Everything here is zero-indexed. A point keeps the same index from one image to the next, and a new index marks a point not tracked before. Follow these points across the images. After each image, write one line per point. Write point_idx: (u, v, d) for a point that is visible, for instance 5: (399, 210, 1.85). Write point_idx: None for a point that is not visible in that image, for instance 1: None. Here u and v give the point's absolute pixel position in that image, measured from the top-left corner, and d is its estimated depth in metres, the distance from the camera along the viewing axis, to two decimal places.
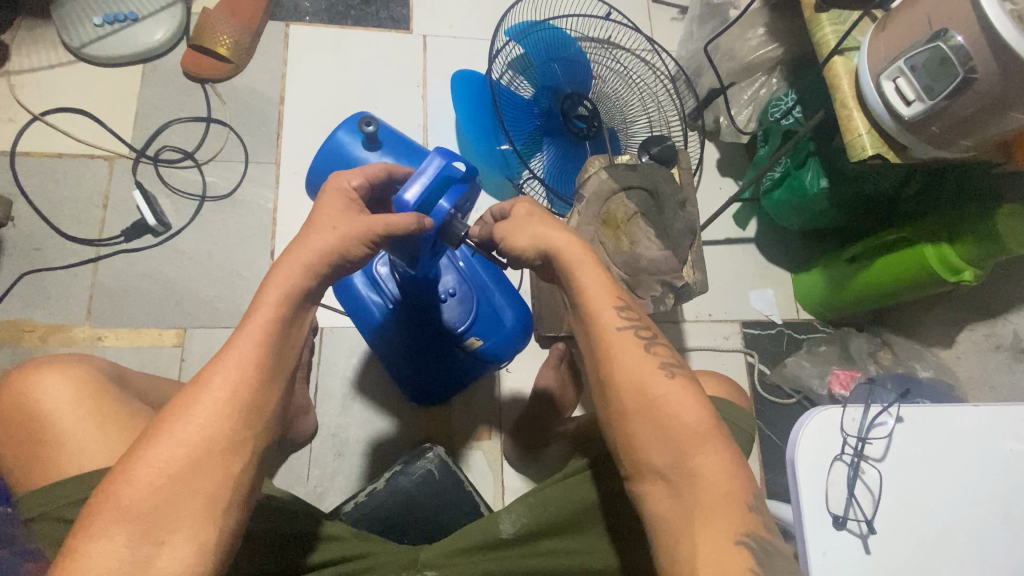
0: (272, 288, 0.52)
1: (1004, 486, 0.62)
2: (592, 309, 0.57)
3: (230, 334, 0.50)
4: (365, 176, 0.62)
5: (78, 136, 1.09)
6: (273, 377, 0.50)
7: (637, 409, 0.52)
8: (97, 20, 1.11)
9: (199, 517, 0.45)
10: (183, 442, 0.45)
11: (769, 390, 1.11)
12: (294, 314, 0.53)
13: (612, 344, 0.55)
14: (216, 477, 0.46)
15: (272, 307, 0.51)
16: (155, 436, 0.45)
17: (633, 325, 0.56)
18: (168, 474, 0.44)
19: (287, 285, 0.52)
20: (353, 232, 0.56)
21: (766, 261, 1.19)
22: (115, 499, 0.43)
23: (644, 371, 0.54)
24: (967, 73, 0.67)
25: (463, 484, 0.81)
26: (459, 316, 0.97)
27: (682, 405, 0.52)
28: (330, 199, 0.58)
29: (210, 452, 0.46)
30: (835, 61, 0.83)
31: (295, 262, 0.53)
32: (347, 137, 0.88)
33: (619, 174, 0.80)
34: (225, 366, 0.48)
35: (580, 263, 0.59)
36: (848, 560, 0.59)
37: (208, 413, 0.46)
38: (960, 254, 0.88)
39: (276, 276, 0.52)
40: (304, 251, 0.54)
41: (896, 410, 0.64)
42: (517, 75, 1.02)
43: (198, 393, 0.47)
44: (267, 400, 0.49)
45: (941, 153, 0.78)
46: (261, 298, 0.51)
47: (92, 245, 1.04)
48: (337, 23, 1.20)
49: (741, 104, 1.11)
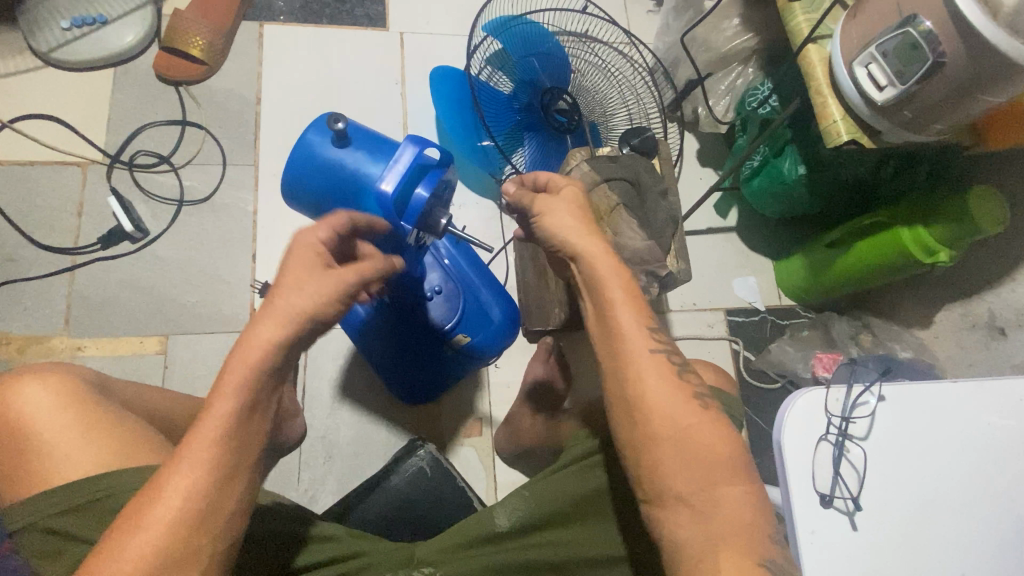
0: (240, 360, 0.48)
1: (987, 461, 0.63)
2: (610, 321, 0.55)
3: (207, 405, 0.47)
4: (332, 226, 0.56)
5: (50, 143, 1.06)
6: (255, 441, 0.48)
7: (670, 438, 0.51)
8: (65, 23, 1.08)
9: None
10: (171, 520, 0.45)
11: (755, 375, 1.13)
12: (277, 374, 0.50)
13: (643, 368, 0.53)
14: (206, 546, 0.46)
15: (250, 376, 0.48)
16: (143, 516, 0.45)
17: (665, 349, 0.55)
18: (145, 567, 0.44)
19: (256, 359, 0.48)
20: (334, 283, 0.52)
21: (747, 249, 1.21)
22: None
23: (675, 402, 0.53)
24: (936, 57, 0.69)
25: (455, 477, 0.81)
26: (446, 313, 0.97)
27: (711, 436, 0.52)
28: (300, 250, 0.53)
29: (198, 524, 0.46)
30: (809, 49, 0.84)
31: (264, 330, 0.49)
32: (317, 137, 0.76)
33: (601, 165, 0.79)
34: (208, 441, 0.46)
35: (612, 283, 0.56)
36: (836, 539, 0.59)
37: (195, 488, 0.46)
38: (932, 235, 0.91)
39: (242, 347, 0.48)
40: (278, 317, 0.49)
41: (878, 389, 0.64)
42: (495, 71, 1.02)
43: (183, 468, 0.46)
44: (250, 463, 0.48)
45: (913, 137, 0.79)
46: (236, 365, 0.48)
47: (68, 254, 1.02)
48: (312, 22, 1.19)
49: (718, 95, 1.13)
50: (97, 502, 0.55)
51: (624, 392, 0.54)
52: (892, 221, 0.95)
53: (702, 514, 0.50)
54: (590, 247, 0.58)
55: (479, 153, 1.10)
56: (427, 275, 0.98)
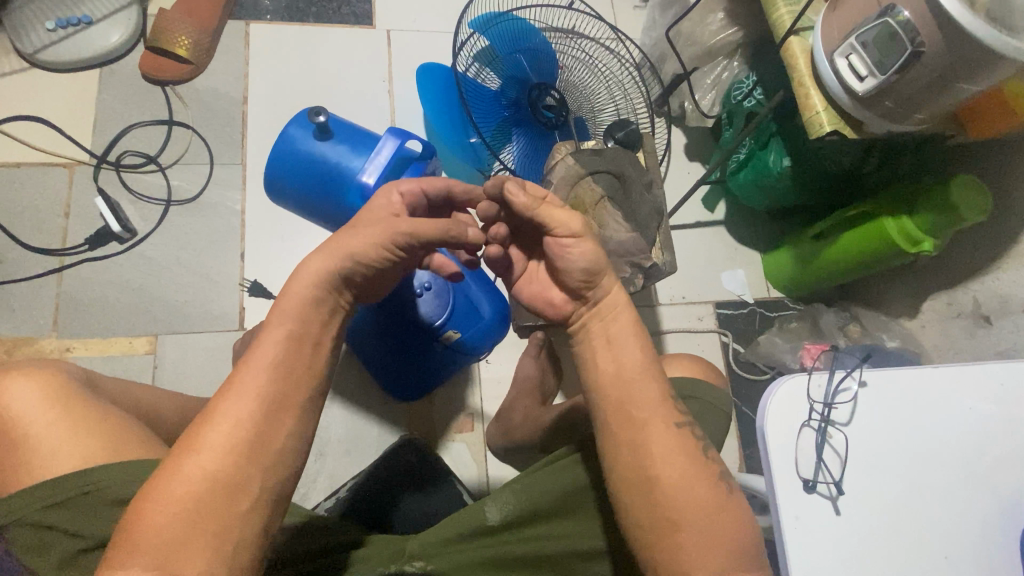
0: (301, 285, 0.52)
1: (968, 444, 0.64)
2: (632, 392, 0.53)
3: (241, 359, 0.48)
4: (423, 189, 0.64)
5: (36, 144, 1.06)
6: (284, 403, 0.48)
7: (691, 523, 0.50)
8: (49, 24, 1.08)
9: (210, 551, 0.43)
10: (192, 474, 0.44)
11: (744, 368, 1.14)
12: (309, 334, 0.51)
13: (670, 445, 0.52)
14: (223, 512, 0.44)
15: (282, 329, 0.50)
16: (167, 469, 0.44)
17: (685, 428, 0.54)
18: (205, 472, 0.44)
19: (315, 281, 0.52)
20: (367, 246, 0.55)
21: (736, 242, 1.21)
22: (131, 539, 0.42)
23: (696, 483, 0.51)
24: (915, 47, 0.69)
25: (443, 473, 0.84)
26: (436, 309, 0.97)
27: (728, 521, 0.51)
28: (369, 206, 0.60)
29: (218, 482, 0.44)
30: (791, 41, 0.85)
31: (325, 256, 0.53)
32: (298, 131, 0.81)
33: (585, 159, 0.79)
34: (236, 393, 0.47)
35: (630, 355, 0.55)
36: (821, 524, 0.59)
37: (218, 442, 0.45)
38: (917, 225, 0.91)
39: (302, 273, 0.53)
40: (314, 266, 0.53)
41: (858, 375, 0.65)
42: (483, 67, 1.02)
43: (208, 422, 0.46)
44: (278, 424, 0.47)
45: (895, 127, 0.80)
46: (271, 320, 0.50)
47: (55, 255, 1.02)
48: (299, 21, 1.19)
49: (704, 88, 1.14)
50: (84, 496, 0.55)
51: (643, 468, 0.51)
52: (877, 212, 0.96)
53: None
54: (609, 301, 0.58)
55: (467, 150, 1.10)
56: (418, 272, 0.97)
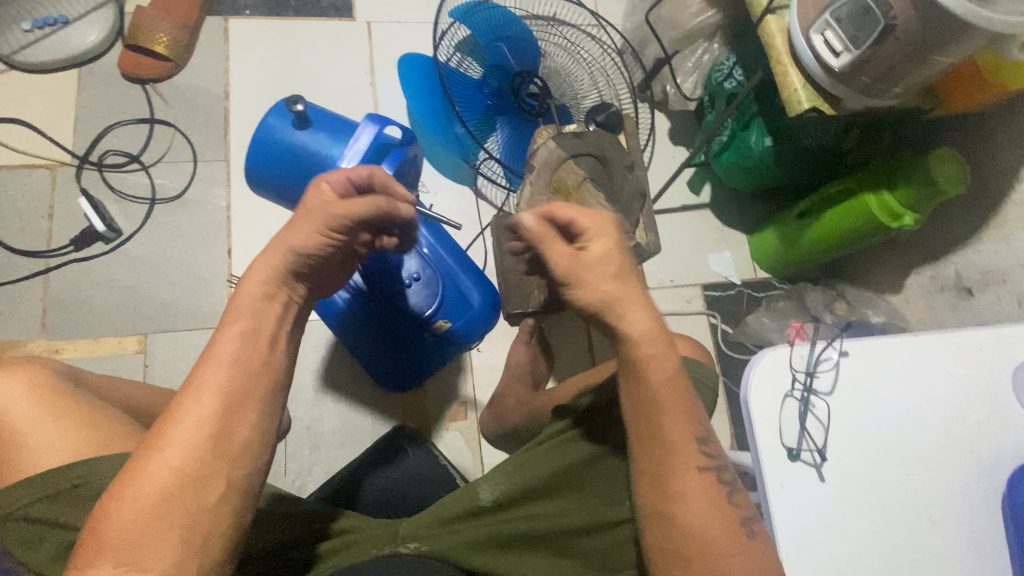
0: (251, 285, 0.53)
1: (948, 408, 0.65)
2: (658, 427, 0.56)
3: (200, 357, 0.49)
4: (346, 178, 0.60)
5: (17, 146, 1.05)
6: (243, 397, 0.48)
7: (703, 557, 0.53)
8: (26, 25, 1.07)
9: (176, 547, 0.44)
10: (156, 471, 0.45)
11: (733, 348, 1.15)
12: (267, 328, 0.52)
13: (687, 486, 0.55)
14: (189, 507, 0.45)
15: (237, 325, 0.51)
16: (131, 468, 0.45)
17: (709, 465, 0.56)
18: (164, 475, 0.45)
19: (266, 278, 0.53)
20: (305, 237, 0.55)
21: (722, 224, 1.22)
22: (97, 537, 0.43)
23: (714, 521, 0.54)
24: (888, 20, 0.70)
25: (439, 461, 0.85)
26: (425, 299, 0.97)
27: (745, 556, 0.54)
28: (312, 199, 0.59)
29: (182, 477, 0.45)
30: (768, 20, 0.86)
31: (275, 255, 0.54)
32: (278, 121, 0.80)
33: (566, 142, 0.79)
34: (196, 391, 0.47)
35: (662, 396, 0.56)
36: (806, 491, 0.60)
37: (181, 438, 0.46)
38: (898, 199, 0.93)
39: (253, 272, 0.53)
40: (263, 265, 0.53)
41: (839, 344, 0.66)
42: (464, 58, 1.02)
43: (170, 419, 0.47)
44: (238, 417, 0.48)
45: (872, 102, 0.81)
46: (227, 318, 0.51)
47: (40, 257, 1.01)
48: (278, 15, 1.18)
49: (686, 72, 1.14)
50: (75, 489, 0.55)
51: (659, 504, 0.55)
52: (860, 188, 0.97)
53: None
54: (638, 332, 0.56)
55: (453, 139, 1.11)
56: (405, 262, 0.97)
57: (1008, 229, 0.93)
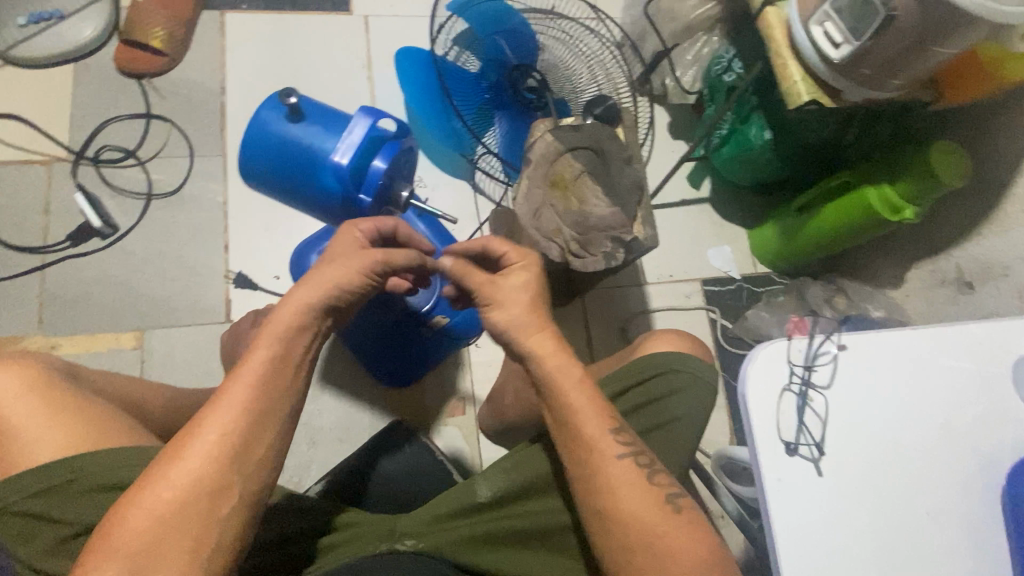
0: (283, 314, 0.53)
1: (948, 401, 0.64)
2: (580, 426, 0.58)
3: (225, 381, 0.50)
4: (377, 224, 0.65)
5: (13, 141, 1.05)
6: (265, 419, 0.49)
7: (639, 545, 0.54)
8: (22, 20, 1.07)
9: (184, 559, 0.45)
10: (174, 482, 0.46)
11: (732, 342, 1.14)
12: (296, 352, 0.53)
13: (614, 477, 0.56)
14: (191, 533, 0.45)
15: (263, 354, 0.51)
16: (150, 478, 0.46)
17: (630, 453, 0.58)
18: (173, 495, 0.46)
19: (298, 310, 0.53)
20: (349, 276, 0.56)
21: (721, 218, 1.22)
22: (109, 541, 0.44)
23: (644, 511, 0.55)
24: (887, 11, 0.69)
25: (437, 459, 0.81)
26: (423, 295, 0.99)
27: (681, 544, 0.55)
28: (347, 237, 0.62)
29: (199, 492, 0.46)
30: (768, 11, 0.85)
31: (312, 287, 0.55)
32: (270, 113, 0.79)
33: (564, 135, 0.79)
34: (222, 408, 0.49)
35: (570, 394, 0.58)
36: (803, 486, 0.60)
37: (201, 453, 0.47)
38: (898, 193, 0.92)
39: (288, 300, 0.54)
40: (299, 295, 0.54)
41: (837, 338, 0.65)
42: (462, 51, 1.02)
43: (194, 433, 0.48)
44: (259, 439, 0.49)
45: (873, 94, 0.80)
46: (259, 337, 0.52)
47: (37, 253, 1.01)
48: (274, 9, 1.18)
49: (685, 65, 1.14)
50: (70, 482, 0.55)
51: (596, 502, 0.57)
52: (858, 182, 0.96)
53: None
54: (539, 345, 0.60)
55: (451, 134, 1.10)
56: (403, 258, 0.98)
57: (1010, 222, 0.92)
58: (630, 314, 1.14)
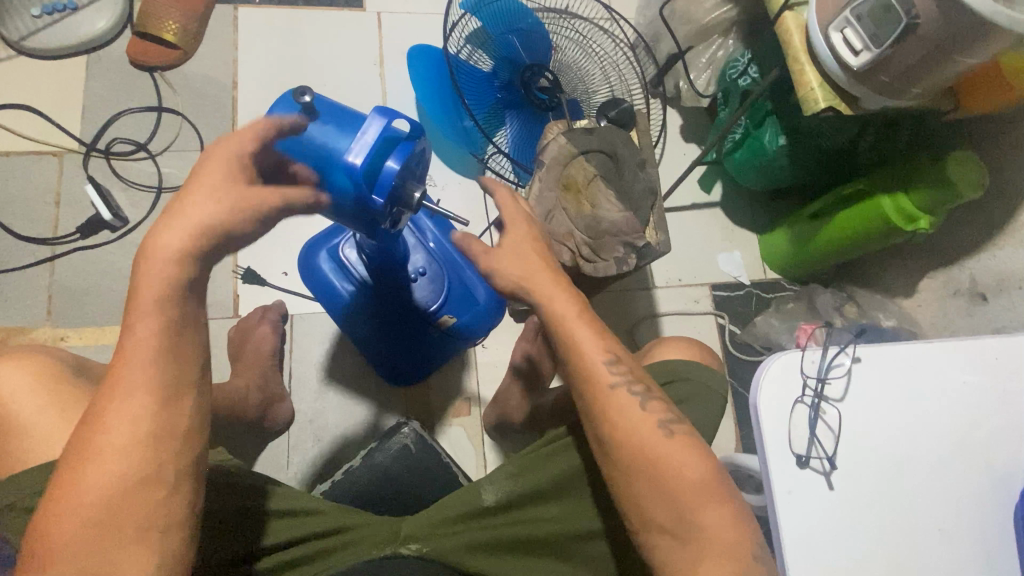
0: (147, 286, 0.47)
1: (962, 416, 0.64)
2: (580, 353, 0.58)
3: (114, 365, 0.47)
4: (261, 134, 0.53)
5: (24, 132, 1.05)
6: (177, 390, 0.48)
7: (641, 470, 0.55)
8: (35, 11, 1.07)
9: (136, 544, 0.46)
10: (99, 478, 0.45)
11: (741, 348, 1.14)
12: (185, 315, 0.48)
13: (608, 403, 0.57)
14: (135, 523, 0.46)
15: (144, 331, 0.47)
16: (78, 466, 0.45)
17: (625, 380, 0.57)
18: (101, 497, 0.45)
19: (164, 280, 0.47)
20: (220, 223, 0.48)
21: (732, 223, 1.21)
22: (48, 543, 0.44)
23: (643, 431, 0.56)
24: (911, 19, 0.68)
25: (441, 458, 0.78)
26: (430, 294, 0.98)
27: (684, 464, 0.55)
28: (215, 156, 0.50)
29: (128, 481, 0.46)
30: (785, 16, 0.84)
31: (170, 245, 0.47)
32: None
33: (577, 138, 0.78)
34: (123, 393, 0.46)
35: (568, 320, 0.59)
36: (813, 499, 0.60)
37: (115, 444, 0.46)
38: (913, 202, 0.91)
39: (147, 269, 0.47)
40: (165, 252, 0.47)
41: (852, 350, 0.65)
42: (475, 50, 1.01)
43: (99, 426, 0.46)
44: (176, 411, 0.48)
45: (891, 103, 0.79)
46: (136, 311, 0.47)
47: (47, 244, 1.01)
48: (287, 4, 1.17)
49: (699, 68, 1.13)
50: None
51: (596, 427, 0.57)
52: (873, 191, 0.95)
53: (684, 544, 0.53)
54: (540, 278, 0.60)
55: (461, 133, 1.09)
56: (411, 257, 0.98)
57: None
58: (638, 318, 1.13)
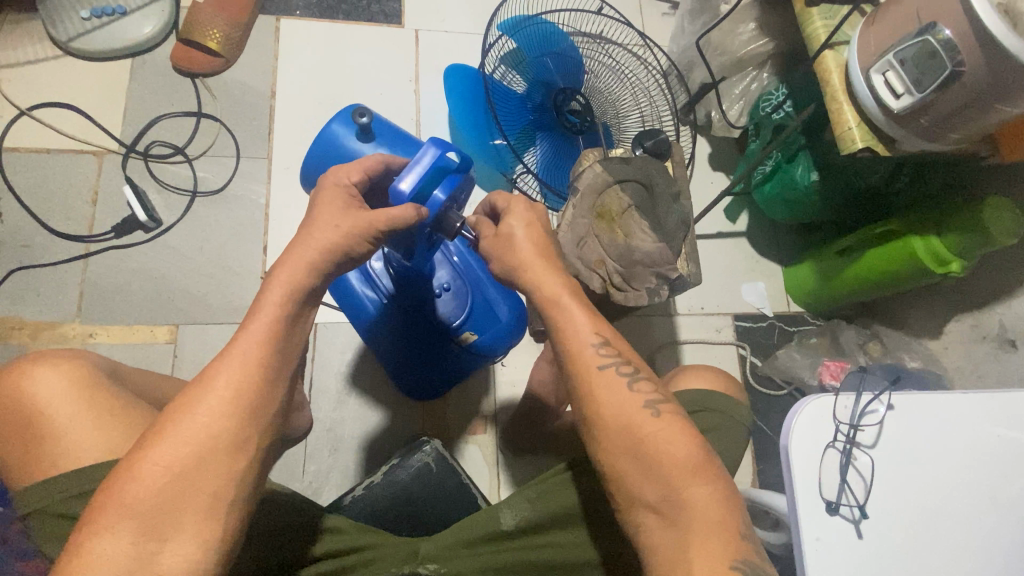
0: (275, 287, 0.52)
1: (993, 471, 0.63)
2: (577, 345, 0.56)
3: (221, 352, 0.49)
4: (364, 170, 0.62)
5: (67, 131, 1.07)
6: (276, 377, 0.50)
7: (626, 450, 0.53)
8: (85, 13, 1.10)
9: (201, 516, 0.45)
10: (188, 440, 0.46)
11: (761, 382, 1.12)
12: (299, 312, 0.53)
13: (594, 378, 0.55)
14: (199, 506, 0.45)
15: (260, 326, 0.50)
16: (160, 436, 0.46)
17: (614, 359, 0.56)
18: (174, 471, 0.45)
19: (292, 283, 0.53)
20: (339, 239, 0.55)
21: (757, 253, 1.21)
22: (119, 496, 0.44)
23: (630, 409, 0.54)
24: (956, 66, 0.68)
25: (460, 477, 0.78)
26: (454, 310, 0.97)
27: (668, 441, 0.52)
28: (332, 190, 0.59)
29: (215, 450, 0.46)
30: (825, 55, 0.84)
31: (299, 260, 0.53)
32: (342, 128, 0.88)
33: (613, 167, 0.79)
34: (225, 375, 0.48)
35: (556, 304, 0.58)
36: (843, 547, 0.59)
37: (213, 411, 0.47)
38: (945, 245, 0.90)
39: (281, 272, 0.53)
40: (295, 261, 0.53)
41: (886, 398, 0.65)
42: (509, 70, 1.02)
43: (202, 390, 0.47)
44: (272, 398, 0.49)
45: (929, 145, 0.79)
46: (261, 302, 0.51)
47: (81, 241, 1.03)
48: (328, 18, 1.20)
49: (732, 99, 1.12)
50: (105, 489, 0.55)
51: (584, 409, 0.56)
52: (903, 230, 0.94)
53: (671, 522, 0.50)
54: (541, 281, 0.59)
55: (491, 151, 1.09)
56: (437, 272, 0.97)
57: None
58: (658, 344, 1.13)
